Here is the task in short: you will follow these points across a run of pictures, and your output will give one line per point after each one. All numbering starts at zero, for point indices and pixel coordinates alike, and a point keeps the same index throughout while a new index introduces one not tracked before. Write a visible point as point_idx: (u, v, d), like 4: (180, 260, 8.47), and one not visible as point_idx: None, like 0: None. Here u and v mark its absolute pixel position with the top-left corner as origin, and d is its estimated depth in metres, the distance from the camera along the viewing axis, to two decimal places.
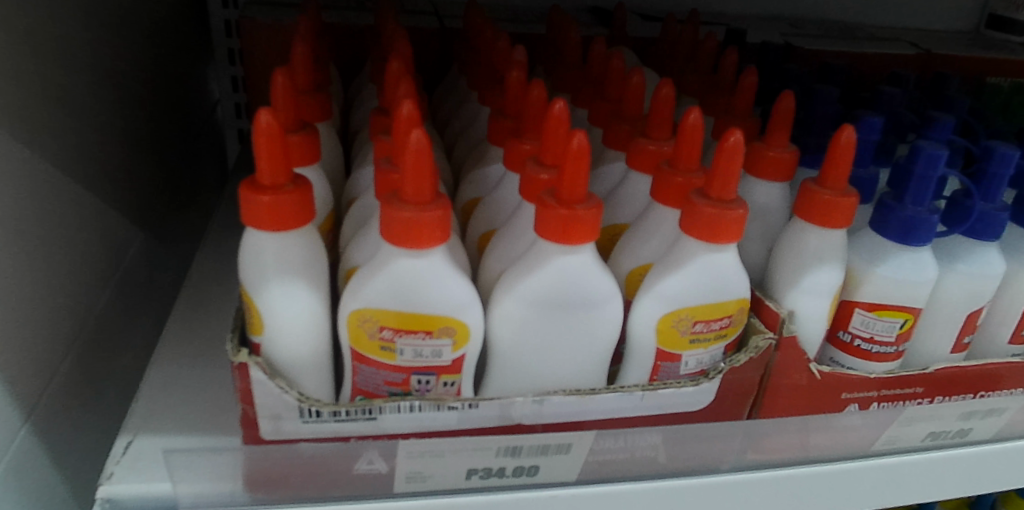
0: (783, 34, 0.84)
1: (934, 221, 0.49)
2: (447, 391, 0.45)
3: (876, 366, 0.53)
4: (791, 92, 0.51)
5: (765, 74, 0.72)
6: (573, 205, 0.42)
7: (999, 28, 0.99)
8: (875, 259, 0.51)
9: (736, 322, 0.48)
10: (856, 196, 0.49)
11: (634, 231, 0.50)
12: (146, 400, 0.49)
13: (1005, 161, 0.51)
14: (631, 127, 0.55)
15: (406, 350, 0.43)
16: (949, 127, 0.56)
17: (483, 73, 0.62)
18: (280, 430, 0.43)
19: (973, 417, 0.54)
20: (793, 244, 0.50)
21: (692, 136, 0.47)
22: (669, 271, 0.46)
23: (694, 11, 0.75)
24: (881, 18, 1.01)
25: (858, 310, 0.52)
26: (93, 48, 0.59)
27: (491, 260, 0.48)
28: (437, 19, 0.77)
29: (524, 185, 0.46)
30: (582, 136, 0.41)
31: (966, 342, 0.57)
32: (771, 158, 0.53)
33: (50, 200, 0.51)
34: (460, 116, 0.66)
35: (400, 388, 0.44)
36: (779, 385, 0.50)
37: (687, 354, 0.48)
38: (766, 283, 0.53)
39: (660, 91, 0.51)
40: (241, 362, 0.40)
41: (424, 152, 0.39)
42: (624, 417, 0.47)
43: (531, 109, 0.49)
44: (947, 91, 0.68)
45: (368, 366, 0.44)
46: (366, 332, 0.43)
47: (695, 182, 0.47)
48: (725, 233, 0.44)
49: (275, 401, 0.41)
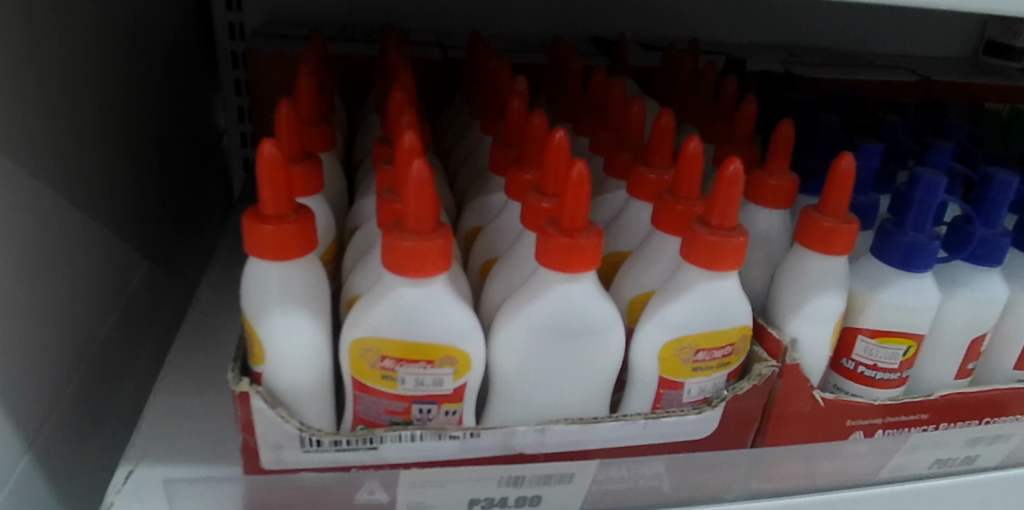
0: (784, 63, 0.85)
1: (935, 248, 0.49)
2: (448, 420, 0.45)
3: (880, 393, 0.53)
4: (790, 120, 0.52)
5: (765, 102, 0.72)
6: (574, 233, 0.42)
7: (999, 55, 1.00)
8: (877, 286, 0.51)
9: (739, 350, 0.48)
10: (857, 222, 0.49)
11: (636, 258, 0.50)
12: (147, 427, 0.49)
13: (1004, 188, 0.51)
14: (632, 156, 0.55)
15: (408, 378, 0.43)
16: (949, 154, 0.56)
17: (486, 102, 0.63)
18: (281, 460, 0.43)
19: (980, 444, 0.54)
20: (795, 271, 0.50)
21: (692, 164, 0.47)
22: (670, 298, 0.46)
23: (695, 40, 0.75)
24: (881, 46, 1.02)
25: (861, 337, 0.52)
26: (101, 79, 0.60)
27: (493, 288, 0.48)
28: (441, 50, 0.78)
29: (526, 214, 0.46)
30: (582, 166, 0.41)
31: (970, 368, 0.56)
32: (772, 186, 0.53)
33: (57, 229, 0.52)
34: (463, 144, 0.66)
35: (401, 417, 0.44)
36: (783, 413, 0.49)
37: (690, 382, 0.48)
38: (768, 311, 0.53)
39: (660, 120, 0.51)
40: (242, 391, 0.40)
41: (426, 182, 0.39)
42: (628, 445, 0.47)
43: (533, 139, 0.50)
44: (946, 117, 0.68)
45: (369, 395, 0.44)
46: (367, 361, 0.43)
47: (696, 209, 0.47)
48: (726, 260, 0.44)
49: (276, 430, 0.41)
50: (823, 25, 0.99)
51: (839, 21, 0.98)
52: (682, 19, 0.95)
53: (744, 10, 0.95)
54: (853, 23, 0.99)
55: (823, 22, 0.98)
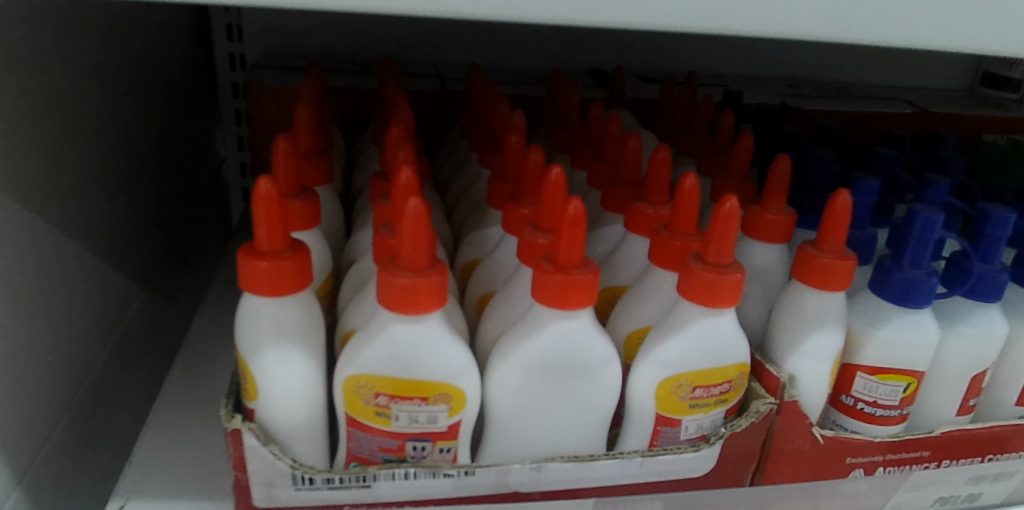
0: (780, 96, 0.86)
1: (933, 284, 0.49)
2: (443, 457, 0.45)
3: (880, 430, 0.53)
4: (787, 156, 0.52)
5: (761, 135, 0.72)
6: (570, 270, 0.42)
7: (995, 86, 1.01)
8: (875, 322, 0.51)
9: (736, 387, 0.48)
10: (854, 259, 0.48)
11: (632, 294, 0.50)
12: (140, 460, 0.49)
13: (1001, 224, 0.51)
14: (629, 190, 0.55)
15: (402, 416, 0.43)
16: (945, 191, 0.56)
17: (484, 135, 0.63)
18: (273, 497, 0.42)
19: (982, 481, 0.54)
20: (793, 307, 0.50)
21: (689, 201, 0.47)
22: (668, 334, 0.46)
23: (691, 74, 0.76)
24: (877, 78, 1.02)
25: (860, 373, 0.52)
26: (101, 113, 0.61)
27: (489, 323, 0.48)
28: (439, 82, 0.78)
29: (522, 249, 0.46)
30: (578, 203, 0.41)
31: (972, 405, 0.56)
32: (769, 221, 0.53)
33: (53, 264, 0.52)
34: (460, 177, 0.66)
35: (395, 455, 0.44)
36: (782, 450, 0.49)
37: (687, 419, 0.48)
38: (766, 347, 0.53)
39: (656, 155, 0.51)
40: (234, 428, 0.40)
41: (422, 219, 0.39)
42: (624, 484, 0.46)
43: (530, 174, 0.50)
44: (943, 151, 0.68)
45: (363, 432, 0.44)
46: (361, 398, 0.43)
47: (692, 245, 0.47)
48: (723, 296, 0.44)
49: (269, 467, 0.41)
50: (818, 58, 1.00)
51: (834, 53, 0.99)
52: (678, 52, 0.96)
53: (741, 44, 0.96)
54: (849, 57, 1.00)
55: (819, 55, 0.99)
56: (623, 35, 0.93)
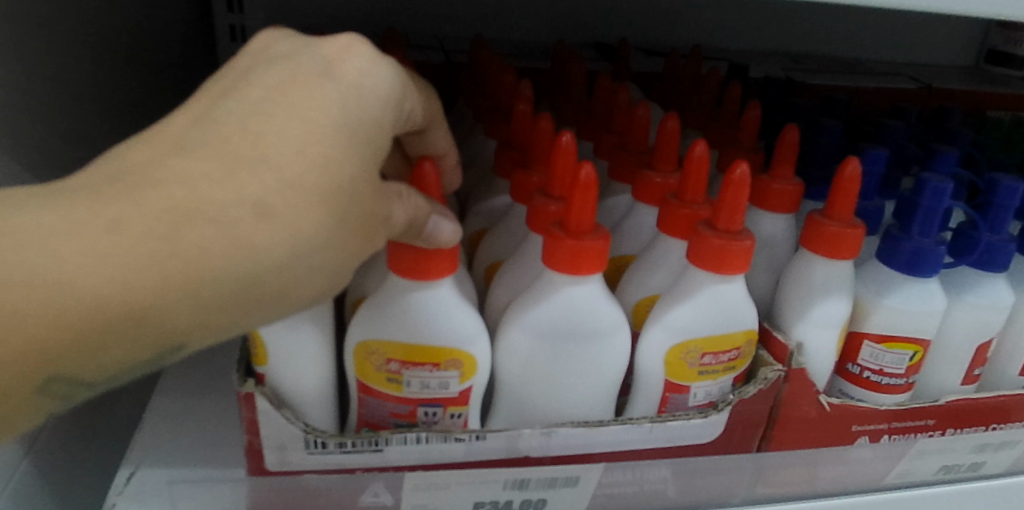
0: (785, 70, 0.85)
1: (941, 252, 0.49)
2: (454, 423, 0.45)
3: (885, 398, 0.53)
4: (794, 125, 0.52)
5: (769, 107, 0.72)
6: (581, 235, 0.42)
7: (999, 63, 1.00)
8: (883, 291, 0.51)
9: (745, 354, 0.48)
10: (862, 227, 0.49)
11: (641, 262, 0.50)
12: (151, 427, 0.49)
13: (1010, 194, 0.51)
14: (636, 160, 0.55)
15: (414, 382, 0.43)
16: (953, 160, 0.56)
17: (490, 105, 0.63)
18: (286, 461, 0.42)
19: (986, 450, 0.55)
20: (801, 275, 0.50)
21: (698, 168, 0.47)
22: (677, 301, 0.46)
23: (696, 46, 0.75)
24: (880, 54, 1.02)
25: (867, 342, 0.52)
26: (92, 79, 0.60)
27: (498, 290, 0.48)
28: (443, 54, 0.78)
29: (532, 216, 0.46)
30: (589, 168, 0.41)
31: (976, 374, 0.56)
32: (777, 191, 0.53)
33: None
34: (466, 148, 0.66)
35: (406, 420, 0.44)
36: (789, 417, 0.49)
37: (696, 386, 0.48)
38: (774, 315, 0.53)
39: (665, 124, 0.51)
40: (247, 392, 0.40)
41: (434, 181, 0.41)
42: (633, 449, 0.46)
43: (539, 142, 0.49)
44: (949, 124, 0.68)
45: (374, 398, 0.44)
46: (372, 364, 0.43)
47: (701, 213, 0.47)
48: (732, 263, 0.44)
49: (281, 431, 0.41)
50: (823, 33, 0.99)
51: (839, 28, 0.99)
52: (683, 27, 0.95)
53: (746, 18, 0.96)
54: (853, 30, 0.99)
55: (823, 30, 0.99)
56: (627, 9, 0.93)
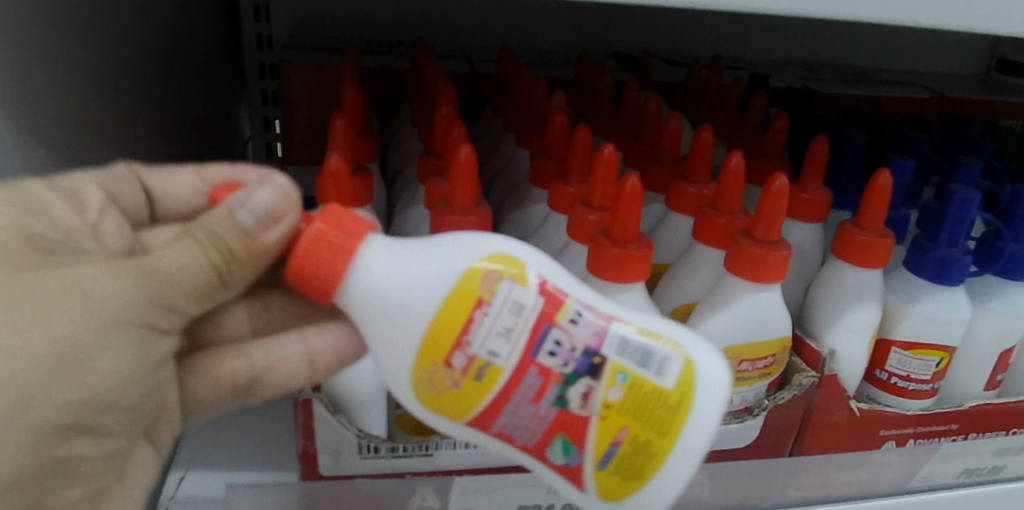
0: (803, 79, 0.86)
1: (968, 261, 0.51)
2: (584, 327, 0.36)
3: (912, 403, 0.54)
4: (825, 137, 0.53)
5: (791, 117, 0.74)
6: (626, 245, 0.43)
7: (1008, 72, 1.02)
8: (911, 299, 0.52)
9: (779, 360, 0.49)
10: (892, 237, 0.50)
11: (677, 270, 0.51)
12: (201, 432, 0.50)
13: None
14: (668, 170, 0.56)
15: (491, 346, 0.36)
16: (976, 172, 0.57)
17: (523, 115, 0.64)
18: (339, 465, 0.44)
19: (1007, 454, 0.56)
20: (833, 284, 0.52)
21: (734, 180, 0.48)
22: (715, 309, 0.47)
23: (715, 55, 0.76)
24: (891, 63, 1.03)
25: (895, 348, 0.53)
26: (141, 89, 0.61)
27: None
28: (468, 63, 0.79)
29: (573, 225, 0.47)
30: (635, 180, 0.43)
31: (999, 380, 0.57)
32: (807, 201, 0.54)
33: None
34: (496, 157, 0.67)
35: (558, 385, 0.36)
36: (821, 421, 0.50)
37: (732, 391, 0.49)
38: (805, 322, 0.54)
39: (700, 135, 0.52)
40: (305, 398, 0.41)
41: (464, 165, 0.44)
42: None
43: (578, 153, 0.51)
44: (968, 134, 0.69)
45: (503, 414, 0.37)
46: (448, 383, 0.36)
47: (737, 223, 0.49)
48: (770, 272, 0.46)
49: (336, 436, 0.42)
50: (837, 43, 1.01)
51: (852, 37, 1.00)
52: (701, 36, 0.97)
53: (762, 28, 0.97)
54: (866, 40, 1.01)
55: (837, 40, 1.00)
56: (646, 18, 0.94)
